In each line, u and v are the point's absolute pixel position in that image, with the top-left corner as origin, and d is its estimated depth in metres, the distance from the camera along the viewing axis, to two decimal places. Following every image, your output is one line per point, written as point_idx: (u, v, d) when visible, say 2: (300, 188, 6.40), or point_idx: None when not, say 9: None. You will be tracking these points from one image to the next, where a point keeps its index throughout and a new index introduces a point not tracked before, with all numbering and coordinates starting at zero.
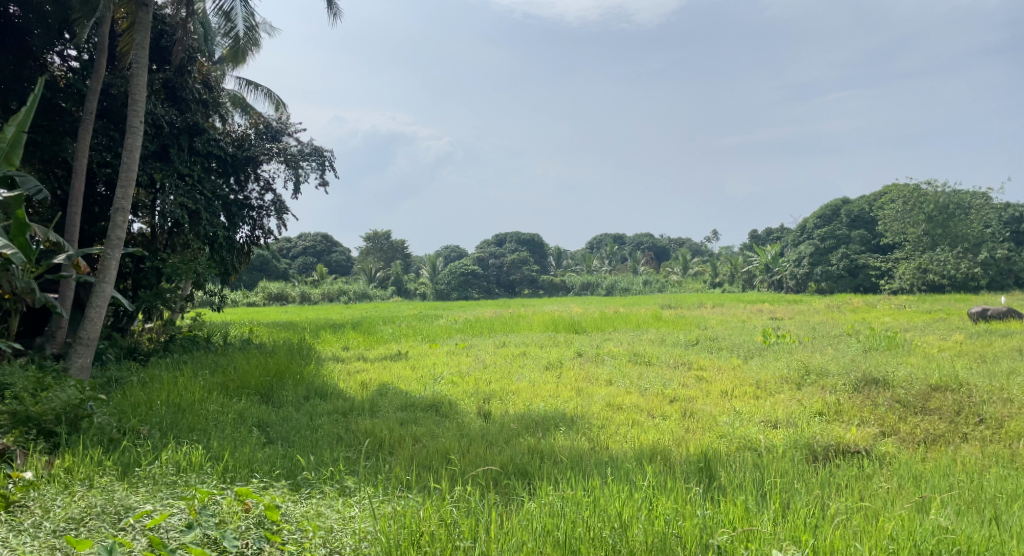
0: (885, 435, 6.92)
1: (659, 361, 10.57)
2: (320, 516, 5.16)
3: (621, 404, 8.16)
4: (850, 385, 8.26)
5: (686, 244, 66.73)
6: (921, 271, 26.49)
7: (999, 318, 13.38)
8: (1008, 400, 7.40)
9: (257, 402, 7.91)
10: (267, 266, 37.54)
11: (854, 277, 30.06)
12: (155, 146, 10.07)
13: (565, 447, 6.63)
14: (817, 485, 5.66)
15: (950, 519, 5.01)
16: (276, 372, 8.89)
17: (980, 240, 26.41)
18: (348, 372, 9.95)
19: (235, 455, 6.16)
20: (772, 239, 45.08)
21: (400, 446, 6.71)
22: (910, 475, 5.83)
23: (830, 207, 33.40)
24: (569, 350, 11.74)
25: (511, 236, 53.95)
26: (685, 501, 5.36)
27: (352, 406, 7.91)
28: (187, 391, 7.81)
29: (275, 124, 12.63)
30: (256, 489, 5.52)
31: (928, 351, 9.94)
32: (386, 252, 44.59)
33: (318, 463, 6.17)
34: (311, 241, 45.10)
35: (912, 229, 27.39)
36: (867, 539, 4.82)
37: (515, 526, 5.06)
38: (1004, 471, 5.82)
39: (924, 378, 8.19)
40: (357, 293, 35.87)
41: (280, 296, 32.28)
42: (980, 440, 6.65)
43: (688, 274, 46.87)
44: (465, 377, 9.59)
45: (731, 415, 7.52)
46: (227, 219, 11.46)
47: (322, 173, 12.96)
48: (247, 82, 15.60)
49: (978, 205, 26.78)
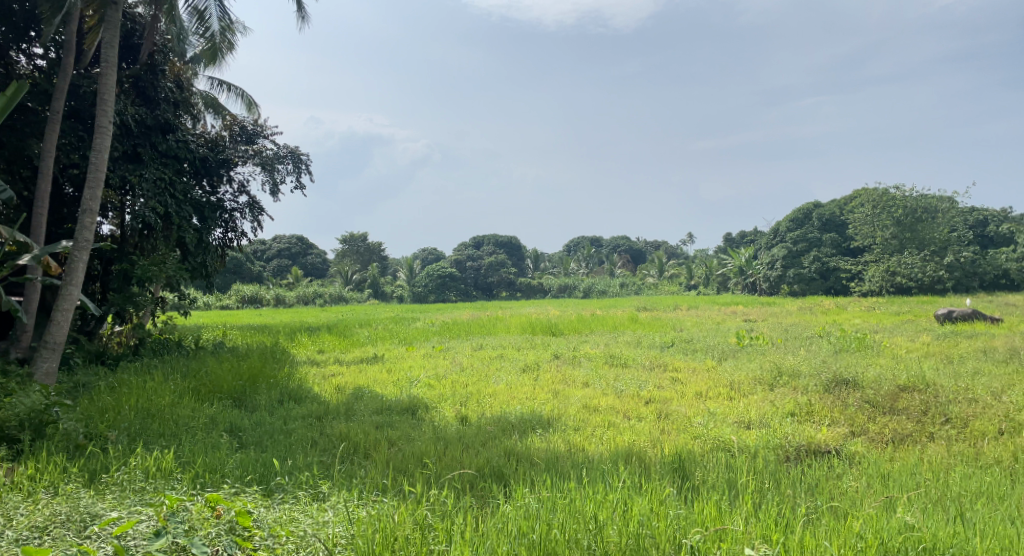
0: (854, 434, 7.03)
1: (635, 363, 10.65)
2: (293, 521, 5.14)
3: (597, 406, 8.20)
4: (820, 385, 8.39)
5: (661, 246, 67.35)
6: (889, 274, 27.00)
7: (964, 319, 13.67)
8: (973, 400, 7.55)
9: (229, 407, 7.82)
10: (241, 268, 37.22)
11: (825, 280, 30.52)
12: (125, 147, 9.94)
13: (541, 450, 6.64)
14: (788, 484, 5.73)
15: (917, 517, 5.08)
16: (249, 375, 8.82)
17: (946, 244, 26.90)
18: (323, 375, 9.89)
19: (205, 460, 6.10)
20: (745, 242, 45.60)
21: (376, 450, 6.69)
22: (878, 474, 5.91)
23: (802, 211, 33.56)
24: (546, 352, 11.80)
25: (488, 238, 53.98)
26: (659, 502, 5.40)
27: (327, 410, 7.86)
28: (157, 396, 7.71)
29: (250, 126, 12.36)
30: (228, 495, 5.46)
31: (896, 352, 10.14)
32: (362, 253, 44.41)
33: (293, 467, 6.13)
34: (286, 242, 44.78)
35: (880, 233, 27.86)
36: (836, 537, 4.88)
37: (490, 529, 5.07)
38: (969, 469, 5.93)
39: (892, 379, 8.33)
40: (332, 296, 35.71)
41: (254, 299, 32.01)
42: (945, 439, 6.76)
43: (664, 276, 47.26)
44: (441, 380, 9.59)
45: (705, 416, 7.60)
46: (200, 221, 11.33)
47: (298, 176, 12.84)
48: (220, 83, 15.47)
49: (944, 209, 27.32)
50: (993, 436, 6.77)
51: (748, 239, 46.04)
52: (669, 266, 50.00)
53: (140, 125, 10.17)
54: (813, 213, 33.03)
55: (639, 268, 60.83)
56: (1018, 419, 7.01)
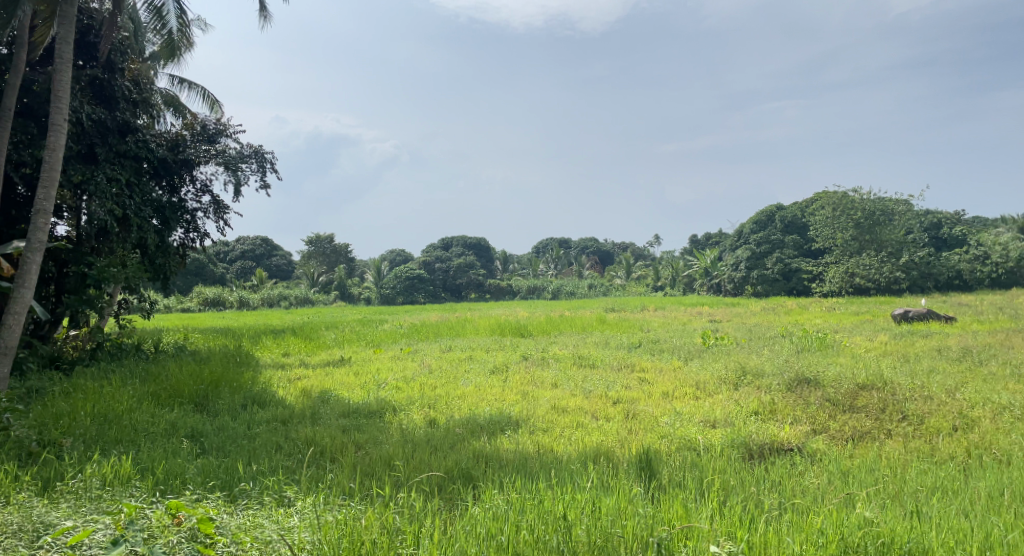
0: (816, 432, 7.17)
1: (603, 363, 10.72)
2: (257, 527, 5.08)
3: (566, 407, 8.23)
4: (783, 384, 8.54)
5: (629, 248, 67.98)
6: (849, 274, 27.56)
7: (921, 319, 13.98)
8: (929, 397, 7.74)
9: (190, 411, 7.71)
10: (203, 270, 36.61)
11: (787, 281, 31.02)
12: (81, 146, 9.79)
13: (510, 451, 6.66)
14: (752, 481, 5.82)
15: (876, 513, 5.17)
16: (212, 379, 8.70)
17: (902, 245, 27.57)
18: (289, 379, 9.78)
19: (166, 467, 6.00)
20: (711, 244, 46.14)
21: (342, 454, 6.64)
22: (838, 470, 6.03)
23: (765, 213, 34.01)
24: (515, 354, 11.79)
25: (456, 240, 53.86)
26: (627, 502, 5.44)
27: (292, 414, 7.78)
28: (115, 402, 7.56)
29: (212, 126, 12.15)
30: (189, 502, 5.38)
31: (856, 351, 10.33)
32: (329, 255, 44.00)
33: (257, 472, 6.07)
34: (250, 243, 44.18)
35: (840, 235, 28.45)
36: (798, 534, 4.96)
37: (458, 530, 5.08)
38: (925, 465, 6.07)
39: (852, 378, 8.50)
40: (298, 298, 35.40)
41: (216, 301, 31.54)
42: (903, 436, 6.92)
43: (632, 278, 47.59)
44: (410, 382, 9.55)
45: (672, 415, 7.68)
46: (161, 222, 11.15)
47: (263, 175, 12.69)
48: (181, 80, 15.23)
49: (902, 211, 28.00)
50: (947, 433, 6.94)
51: (713, 240, 46.55)
52: (637, 268, 50.34)
53: (97, 124, 10.00)
54: (776, 215, 33.48)
55: (606, 270, 61.18)
56: (971, 415, 7.21)
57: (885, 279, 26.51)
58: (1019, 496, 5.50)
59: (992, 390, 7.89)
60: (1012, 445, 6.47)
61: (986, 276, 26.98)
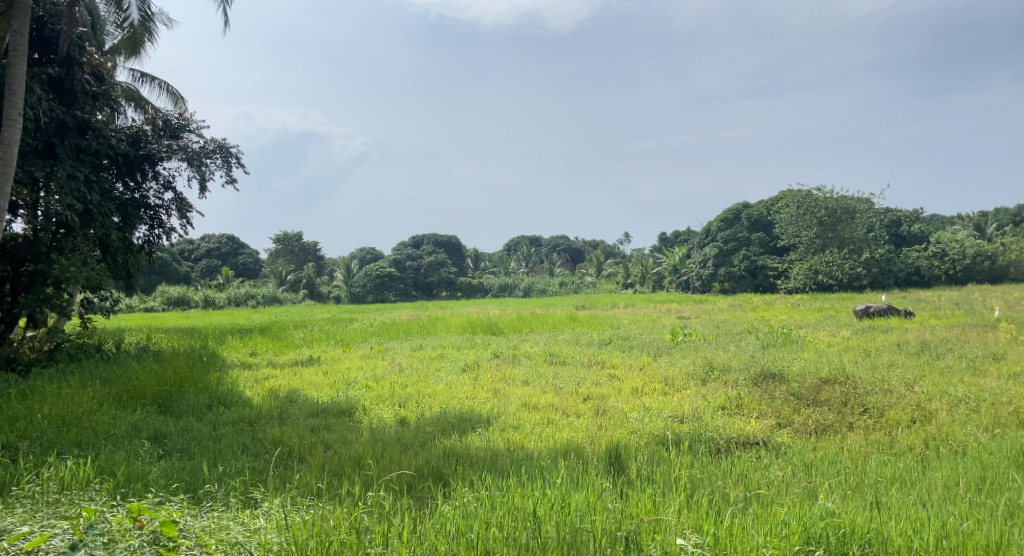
0: (781, 426, 7.28)
1: (574, 361, 10.76)
2: (222, 529, 5.02)
3: (536, 404, 8.25)
4: (749, 379, 8.67)
5: (599, 246, 68.53)
6: (812, 272, 28.12)
7: (881, 314, 14.25)
8: (888, 390, 7.91)
9: (153, 413, 7.59)
10: (167, 269, 36.00)
11: (753, 277, 31.43)
12: (37, 142, 9.58)
13: (480, 449, 6.67)
14: (719, 475, 5.88)
15: (837, 504, 5.25)
16: (176, 380, 8.57)
17: (864, 242, 28.12)
18: (258, 379, 9.66)
19: (127, 470, 5.91)
20: (680, 242, 46.47)
21: (311, 454, 6.59)
22: (802, 463, 6.13)
23: (732, 211, 34.39)
24: (486, 352, 11.78)
25: (427, 238, 53.67)
26: (596, 497, 5.47)
27: (259, 414, 7.70)
28: (74, 404, 7.41)
29: (175, 120, 11.91)
30: (152, 505, 5.29)
31: (819, 346, 10.50)
32: (297, 253, 43.51)
33: (222, 474, 6.00)
34: (216, 242, 43.54)
35: (805, 233, 28.94)
36: (762, 526, 5.02)
37: (428, 529, 5.06)
38: (884, 457, 6.19)
39: (815, 372, 8.65)
40: (266, 297, 34.99)
41: (181, 301, 31.07)
42: (864, 428, 7.06)
43: (602, 275, 47.85)
44: (379, 381, 9.49)
45: (641, 411, 7.74)
46: (122, 219, 10.95)
47: (228, 170, 12.51)
48: (142, 75, 14.96)
49: (863, 209, 28.58)
50: (906, 425, 7.09)
51: (682, 238, 46.93)
52: (607, 266, 50.59)
53: (56, 121, 9.78)
54: (743, 213, 33.85)
55: (577, 268, 61.43)
56: (928, 408, 7.37)
57: (847, 276, 27.14)
58: (974, 486, 5.63)
59: (949, 384, 8.07)
60: (968, 437, 6.63)
61: (943, 272, 27.47)
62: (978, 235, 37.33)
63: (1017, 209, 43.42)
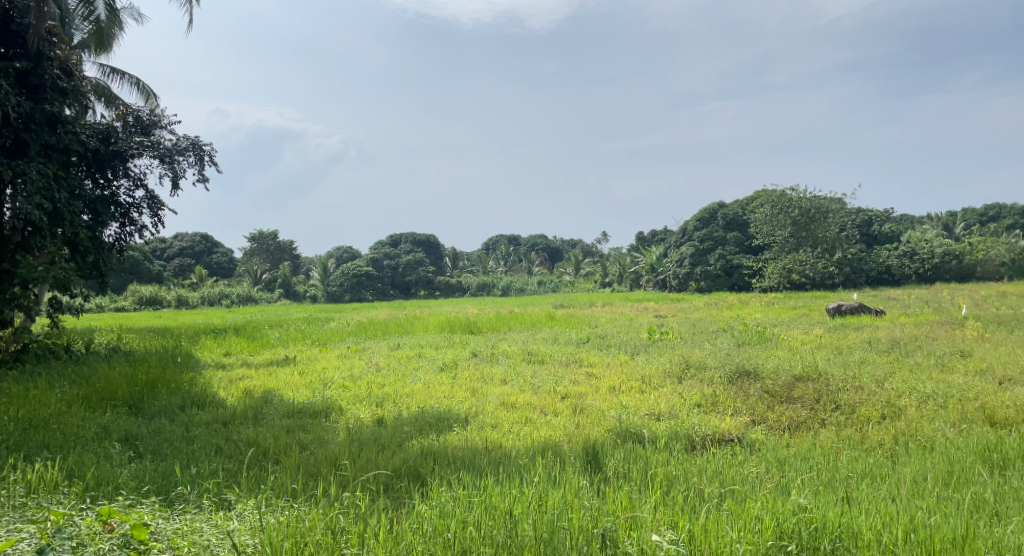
0: (755, 423, 7.35)
1: (552, 359, 10.78)
2: (195, 531, 4.96)
3: (514, 403, 8.25)
4: (725, 377, 8.74)
5: (577, 244, 68.78)
6: (786, 270, 28.43)
7: (853, 313, 14.44)
8: (860, 387, 8.02)
9: (125, 414, 7.49)
10: (138, 268, 35.49)
11: (729, 277, 31.55)
12: (6, 138, 9.40)
13: (458, 448, 6.66)
14: (693, 472, 5.92)
15: (809, 500, 5.32)
16: (148, 380, 8.46)
17: (836, 242, 28.50)
18: (231, 379, 9.56)
19: (96, 472, 5.82)
20: (656, 241, 46.62)
21: (286, 454, 6.54)
22: (775, 459, 6.20)
23: (708, 210, 34.67)
24: (464, 351, 11.74)
25: (405, 237, 53.49)
26: (573, 495, 5.49)
27: (233, 415, 7.63)
28: (42, 406, 7.28)
29: (146, 116, 11.68)
30: (122, 508, 5.22)
31: (793, 344, 10.61)
32: (272, 252, 43.09)
33: (195, 475, 5.93)
34: (189, 241, 42.99)
35: (779, 233, 29.30)
36: (736, 521, 5.07)
37: (404, 529, 5.05)
38: (855, 452, 6.28)
39: (789, 370, 8.75)
40: (240, 296, 34.65)
41: (153, 300, 30.68)
42: (836, 425, 7.15)
43: (579, 274, 47.98)
44: (356, 381, 9.43)
45: (618, 409, 7.77)
46: (92, 217, 10.78)
47: (201, 168, 12.35)
48: (112, 70, 14.74)
49: (836, 210, 28.99)
50: (876, 421, 7.19)
51: (658, 237, 47.16)
52: (585, 265, 50.73)
53: (25, 116, 9.61)
54: (718, 213, 34.08)
55: (555, 267, 61.54)
56: (898, 405, 7.48)
57: (819, 275, 27.61)
58: (942, 480, 5.72)
59: (918, 380, 8.21)
60: (936, 432, 6.74)
61: (913, 271, 27.86)
62: (947, 234, 37.98)
63: (984, 209, 44.27)
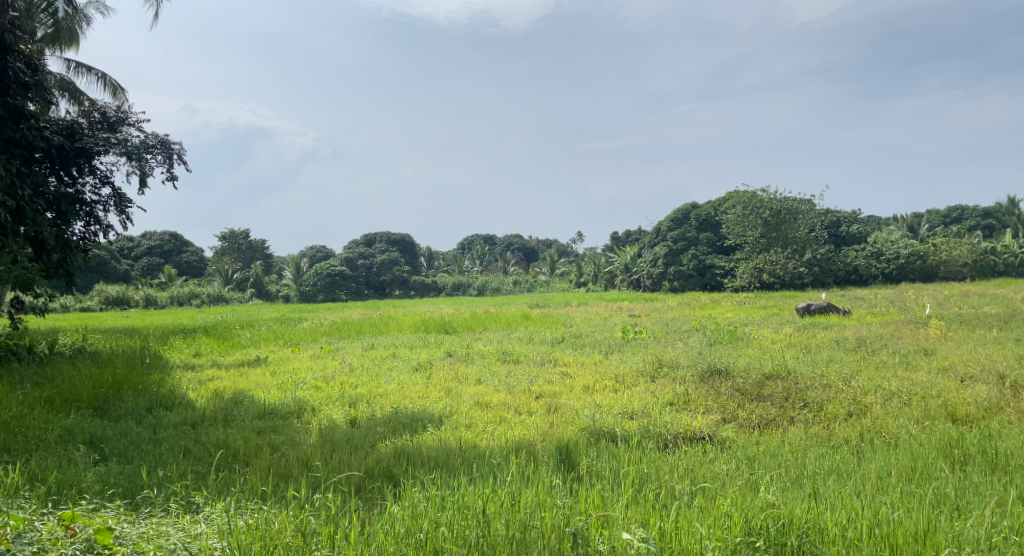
0: (726, 421, 7.41)
1: (527, 359, 10.79)
2: (161, 535, 4.87)
3: (489, 403, 8.24)
4: (697, 375, 8.80)
5: (552, 245, 68.92)
6: (757, 270, 28.79)
7: (822, 312, 14.65)
8: (827, 385, 8.13)
9: (89, 417, 7.35)
10: (105, 267, 34.94)
11: (702, 276, 31.87)
12: None
13: (431, 448, 6.63)
14: (665, 470, 5.96)
15: (777, 496, 5.37)
16: (114, 382, 8.31)
17: (805, 244, 29.10)
18: (200, 380, 9.45)
19: (59, 477, 5.71)
20: (630, 241, 46.86)
21: (257, 456, 6.46)
22: (745, 457, 6.25)
23: (680, 211, 34.94)
24: (438, 351, 11.70)
25: (380, 236, 53.21)
26: (546, 493, 5.50)
27: (203, 416, 7.53)
28: (2, 409, 7.12)
29: (112, 113, 11.52)
30: (85, 512, 5.12)
31: (763, 343, 10.74)
32: (243, 252, 42.62)
33: (162, 478, 5.84)
34: (157, 240, 42.43)
35: (751, 233, 29.70)
36: (706, 518, 5.11)
37: (376, 531, 5.02)
38: (822, 449, 6.37)
39: (759, 368, 8.84)
40: (211, 296, 34.24)
41: (120, 300, 30.21)
42: (805, 422, 7.23)
43: (554, 275, 48.12)
44: (329, 381, 9.36)
45: (592, 408, 7.80)
46: (57, 215, 10.57)
47: (169, 166, 12.17)
48: (77, 65, 14.46)
49: (805, 212, 29.64)
50: (843, 418, 7.29)
51: (633, 237, 47.43)
52: (560, 265, 50.85)
53: None
54: (691, 213, 34.38)
55: (530, 267, 61.60)
56: (864, 402, 7.59)
57: (789, 275, 28.03)
58: (905, 476, 5.81)
59: (883, 378, 8.34)
60: (900, 429, 6.85)
61: (880, 272, 28.32)
62: (912, 235, 38.70)
63: (948, 210, 45.22)
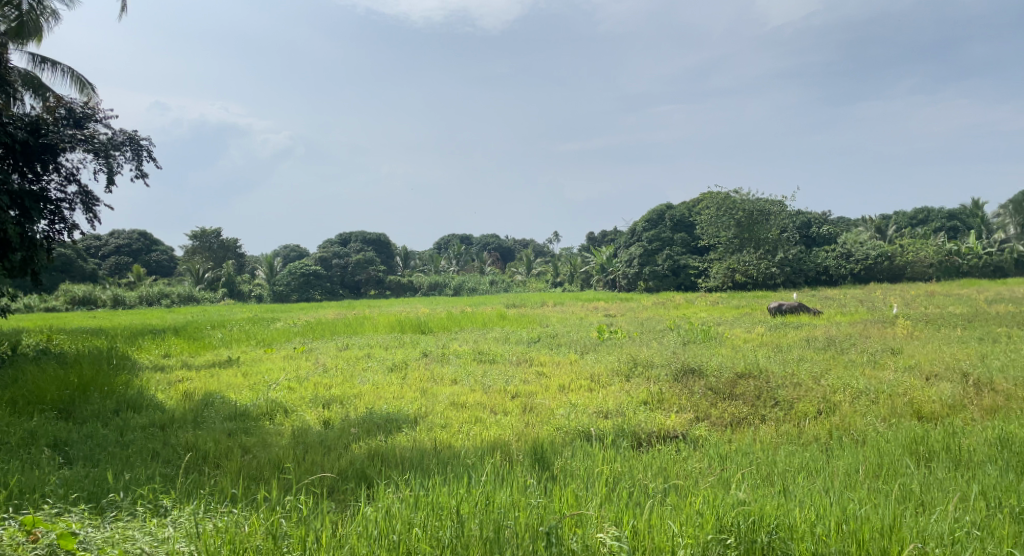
0: (698, 419, 7.46)
1: (502, 358, 10.79)
2: (127, 539, 4.78)
3: (464, 403, 8.21)
4: (671, 375, 8.85)
5: (528, 245, 68.98)
6: (730, 270, 29.07)
7: (793, 312, 14.82)
8: (798, 383, 8.22)
9: (53, 419, 7.21)
10: (71, 267, 34.37)
11: (676, 276, 32.10)
12: None
13: (404, 448, 6.59)
14: (638, 469, 5.97)
15: (747, 494, 5.41)
16: (80, 383, 8.16)
17: (777, 244, 29.40)
18: (170, 381, 9.32)
19: (22, 481, 5.59)
20: (606, 242, 47.03)
21: (227, 458, 6.37)
22: (718, 455, 6.29)
23: (655, 211, 35.16)
24: (413, 351, 11.66)
25: (355, 236, 52.91)
26: (519, 493, 5.49)
27: (172, 418, 7.42)
28: None
29: (79, 109, 11.32)
30: (48, 517, 5.01)
31: (735, 342, 10.83)
32: (214, 251, 42.14)
33: (129, 482, 5.73)
34: (126, 239, 41.85)
35: (724, 233, 29.97)
36: (678, 516, 5.14)
37: (349, 533, 4.97)
38: (792, 447, 6.43)
39: (732, 367, 8.91)
40: (181, 295, 33.80)
41: (87, 300, 29.72)
42: (776, 420, 7.30)
43: (530, 274, 48.17)
44: (302, 382, 9.28)
45: (567, 407, 7.80)
46: (21, 212, 10.35)
47: (138, 163, 11.98)
48: (42, 59, 14.17)
49: (777, 212, 29.91)
50: (813, 416, 7.37)
51: (609, 237, 47.62)
52: (536, 265, 50.91)
53: None
54: (666, 213, 34.62)
55: (507, 267, 61.62)
56: (833, 400, 7.69)
57: (761, 275, 28.31)
58: (872, 473, 5.89)
59: (852, 376, 8.46)
60: (868, 426, 6.94)
61: (849, 271, 28.73)
62: (881, 236, 39.32)
63: (916, 212, 46.00)
